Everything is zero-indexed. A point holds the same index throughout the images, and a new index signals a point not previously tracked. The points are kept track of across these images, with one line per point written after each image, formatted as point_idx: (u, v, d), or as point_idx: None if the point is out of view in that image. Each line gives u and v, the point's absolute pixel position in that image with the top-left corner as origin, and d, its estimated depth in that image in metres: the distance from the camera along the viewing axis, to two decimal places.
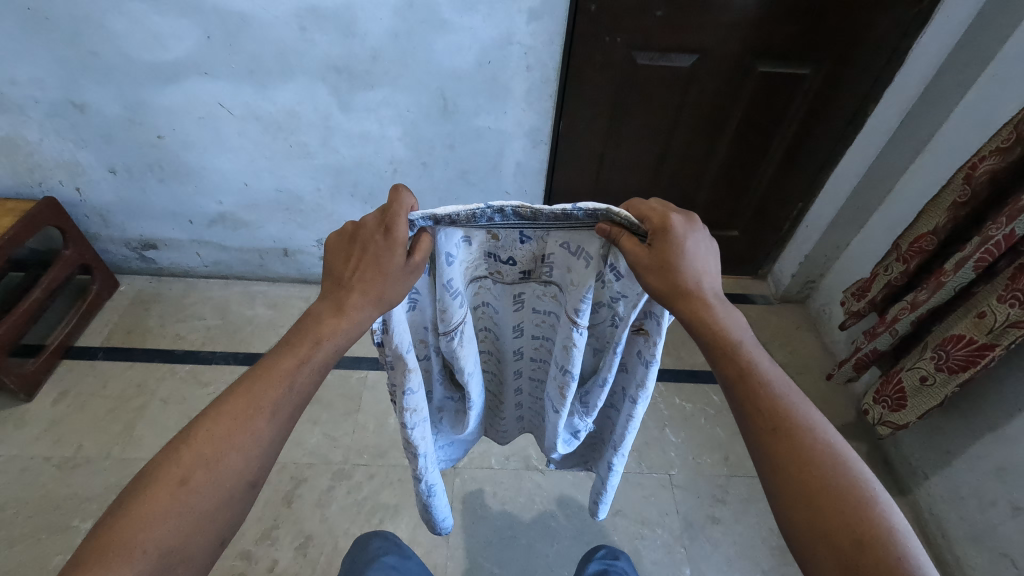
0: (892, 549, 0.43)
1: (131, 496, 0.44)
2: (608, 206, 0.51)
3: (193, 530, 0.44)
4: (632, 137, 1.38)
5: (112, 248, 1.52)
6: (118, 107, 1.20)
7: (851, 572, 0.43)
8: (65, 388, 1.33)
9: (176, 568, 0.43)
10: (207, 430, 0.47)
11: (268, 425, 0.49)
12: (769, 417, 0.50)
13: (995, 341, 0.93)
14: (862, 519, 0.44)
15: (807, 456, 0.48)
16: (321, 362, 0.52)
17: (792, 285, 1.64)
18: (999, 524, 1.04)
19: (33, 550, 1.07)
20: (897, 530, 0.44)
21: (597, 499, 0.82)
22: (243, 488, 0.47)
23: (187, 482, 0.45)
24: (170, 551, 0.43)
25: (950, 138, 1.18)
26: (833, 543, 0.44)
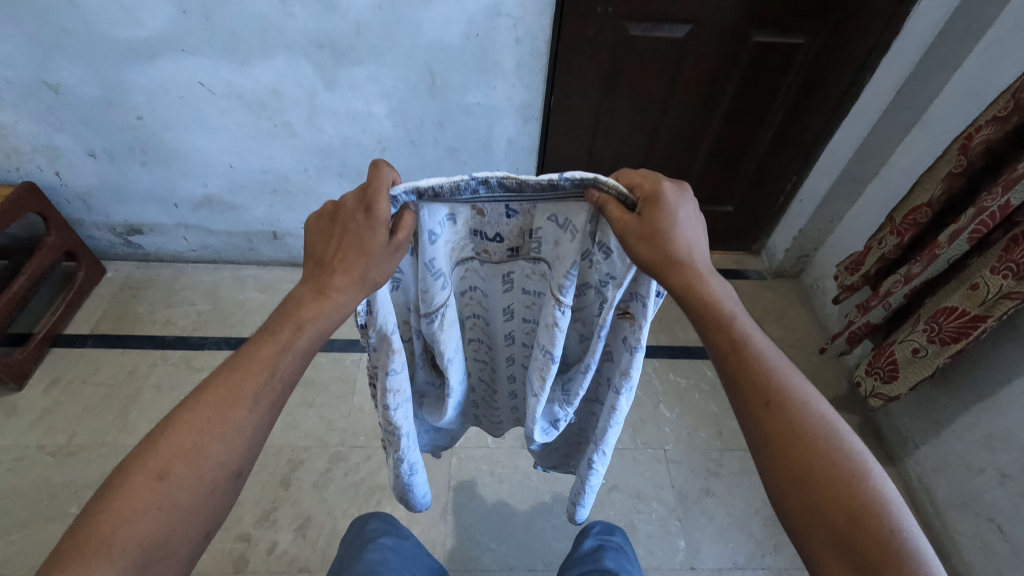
0: (886, 522, 0.43)
1: (109, 490, 0.43)
2: (596, 174, 0.49)
3: (176, 523, 0.44)
4: (625, 111, 1.36)
5: (96, 233, 1.49)
6: (94, 88, 1.16)
7: (845, 544, 0.44)
8: (55, 376, 1.32)
9: (160, 561, 0.43)
10: (185, 422, 0.46)
11: (249, 415, 0.48)
12: (763, 391, 0.49)
13: (987, 313, 0.93)
14: (857, 493, 0.45)
15: (801, 431, 0.48)
16: (301, 349, 0.51)
17: (786, 260, 1.63)
18: (986, 491, 1.06)
19: (32, 537, 1.07)
20: (890, 502, 0.45)
21: (577, 501, 0.82)
22: (227, 478, 0.47)
23: (167, 475, 0.44)
24: (153, 545, 0.43)
25: (947, 108, 1.17)
26: (828, 519, 0.45)
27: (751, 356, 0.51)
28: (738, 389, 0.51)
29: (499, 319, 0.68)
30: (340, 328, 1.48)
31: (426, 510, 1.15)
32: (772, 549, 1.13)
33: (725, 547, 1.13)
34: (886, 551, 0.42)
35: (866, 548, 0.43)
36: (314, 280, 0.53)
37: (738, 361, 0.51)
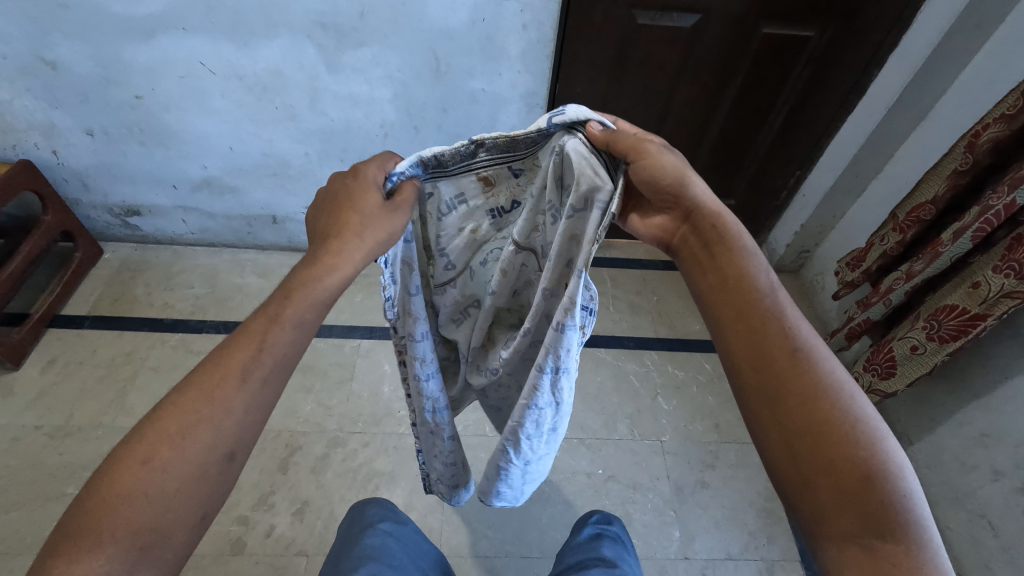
0: (896, 485, 0.43)
1: (97, 477, 0.43)
2: (583, 113, 0.48)
3: (170, 505, 0.43)
4: (631, 100, 1.34)
5: (94, 214, 1.48)
6: (92, 65, 1.14)
7: (852, 504, 0.43)
8: (52, 356, 1.31)
9: (154, 546, 0.42)
10: (173, 406, 0.45)
11: (237, 396, 0.47)
12: (779, 347, 0.49)
13: (988, 311, 0.94)
14: (868, 453, 0.44)
15: (818, 386, 0.47)
16: (290, 328, 0.50)
17: (787, 255, 1.63)
18: (978, 487, 1.07)
19: (30, 516, 1.08)
20: (902, 469, 0.44)
21: (495, 488, 0.76)
22: (218, 462, 0.46)
23: (152, 460, 0.43)
24: (144, 529, 0.42)
25: (955, 105, 1.16)
26: (838, 478, 0.44)
27: (772, 307, 0.51)
28: (754, 339, 0.50)
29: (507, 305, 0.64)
30: (339, 314, 1.47)
31: (424, 497, 1.16)
32: (765, 541, 1.15)
33: (719, 539, 1.15)
34: (894, 511, 0.42)
35: (874, 509, 0.42)
36: (313, 255, 0.53)
37: (758, 311, 0.51)
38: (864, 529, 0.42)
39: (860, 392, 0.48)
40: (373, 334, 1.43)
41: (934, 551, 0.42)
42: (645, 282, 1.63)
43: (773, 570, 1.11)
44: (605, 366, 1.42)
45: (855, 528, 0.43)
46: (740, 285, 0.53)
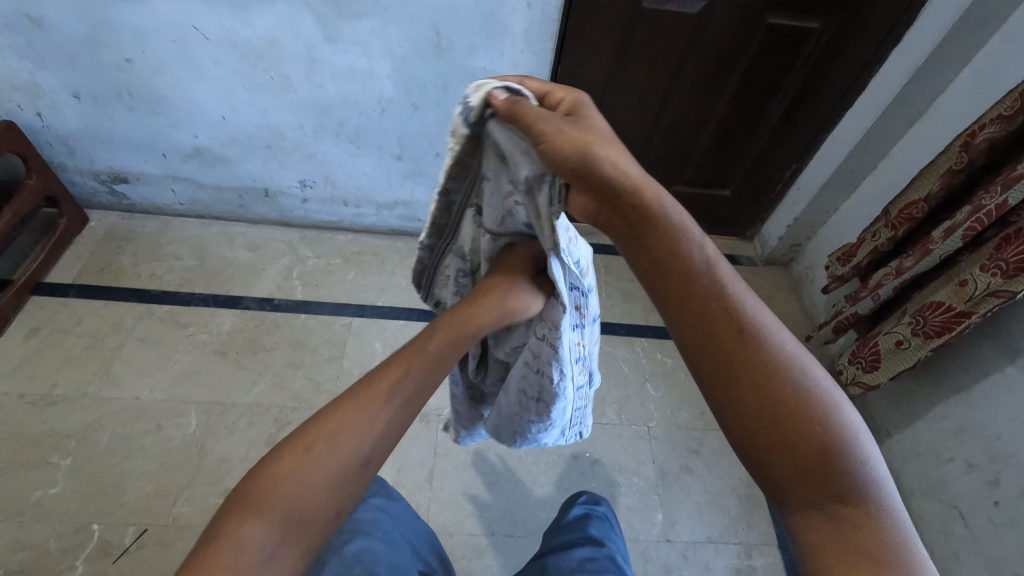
0: (855, 452, 0.38)
1: (261, 468, 0.45)
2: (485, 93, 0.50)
3: (313, 509, 0.44)
4: (632, 85, 1.33)
5: (80, 180, 1.44)
6: (80, 24, 1.10)
7: (812, 478, 0.38)
8: (36, 324, 1.29)
9: (298, 531, 0.42)
10: (333, 412, 0.48)
11: (385, 407, 0.49)
12: (718, 319, 0.41)
13: (973, 309, 0.96)
14: (823, 422, 0.38)
15: (764, 359, 0.40)
16: (434, 363, 0.53)
17: (778, 248, 1.65)
18: (952, 479, 1.11)
19: (12, 485, 1.07)
20: (857, 433, 0.39)
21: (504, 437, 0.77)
22: (358, 466, 0.46)
23: (311, 449, 0.45)
24: (298, 512, 0.43)
25: (953, 104, 1.17)
26: (798, 459, 0.38)
27: (711, 278, 0.42)
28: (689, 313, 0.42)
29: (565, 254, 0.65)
30: (330, 291, 1.46)
31: (412, 475, 1.17)
32: (744, 526, 1.18)
33: (701, 523, 1.17)
34: (857, 478, 0.37)
35: (835, 480, 0.37)
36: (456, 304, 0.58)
37: (698, 285, 0.42)
38: (826, 500, 0.38)
39: (809, 355, 0.42)
40: (365, 313, 1.42)
41: (900, 514, 0.38)
42: None
43: (751, 554, 1.15)
44: None
45: (817, 500, 0.38)
46: (669, 259, 0.43)
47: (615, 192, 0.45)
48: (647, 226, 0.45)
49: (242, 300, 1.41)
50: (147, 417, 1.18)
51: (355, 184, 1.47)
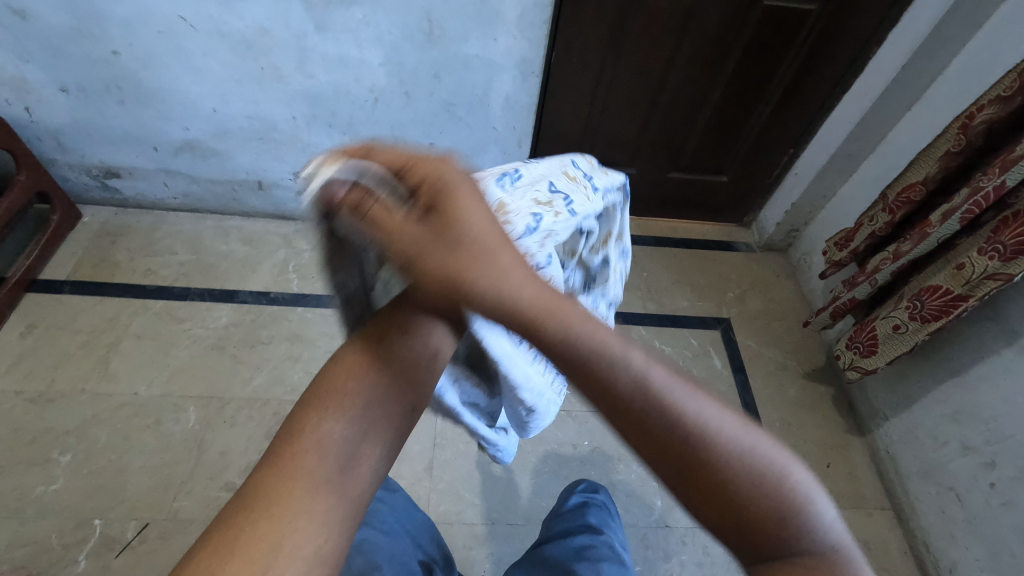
0: (804, 517, 0.34)
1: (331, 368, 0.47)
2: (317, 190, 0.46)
3: (381, 409, 0.46)
4: (627, 70, 1.32)
5: (71, 175, 1.43)
6: (65, 16, 1.09)
7: (762, 545, 0.34)
8: (31, 321, 1.28)
9: (375, 424, 0.45)
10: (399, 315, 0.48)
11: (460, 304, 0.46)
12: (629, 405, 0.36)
13: (970, 292, 0.96)
14: (764, 489, 0.34)
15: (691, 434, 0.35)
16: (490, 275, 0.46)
17: (776, 234, 1.64)
18: (949, 461, 1.11)
19: (13, 481, 1.07)
20: (806, 494, 0.34)
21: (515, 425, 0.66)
22: (424, 362, 0.48)
23: (385, 341, 0.48)
24: (368, 412, 0.45)
25: (950, 86, 1.16)
26: (741, 528, 0.34)
27: (614, 363, 0.36)
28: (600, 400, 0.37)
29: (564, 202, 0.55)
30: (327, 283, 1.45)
31: (412, 466, 1.17)
32: None
33: None
34: (807, 540, 0.33)
35: (784, 545, 0.33)
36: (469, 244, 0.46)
37: (596, 372, 0.36)
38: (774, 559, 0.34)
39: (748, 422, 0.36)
40: None
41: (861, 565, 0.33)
42: (635, 258, 1.63)
43: None
44: None
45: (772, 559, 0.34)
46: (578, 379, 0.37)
47: (501, 314, 0.39)
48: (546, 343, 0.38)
49: (239, 294, 1.40)
50: (146, 412, 1.19)
51: None
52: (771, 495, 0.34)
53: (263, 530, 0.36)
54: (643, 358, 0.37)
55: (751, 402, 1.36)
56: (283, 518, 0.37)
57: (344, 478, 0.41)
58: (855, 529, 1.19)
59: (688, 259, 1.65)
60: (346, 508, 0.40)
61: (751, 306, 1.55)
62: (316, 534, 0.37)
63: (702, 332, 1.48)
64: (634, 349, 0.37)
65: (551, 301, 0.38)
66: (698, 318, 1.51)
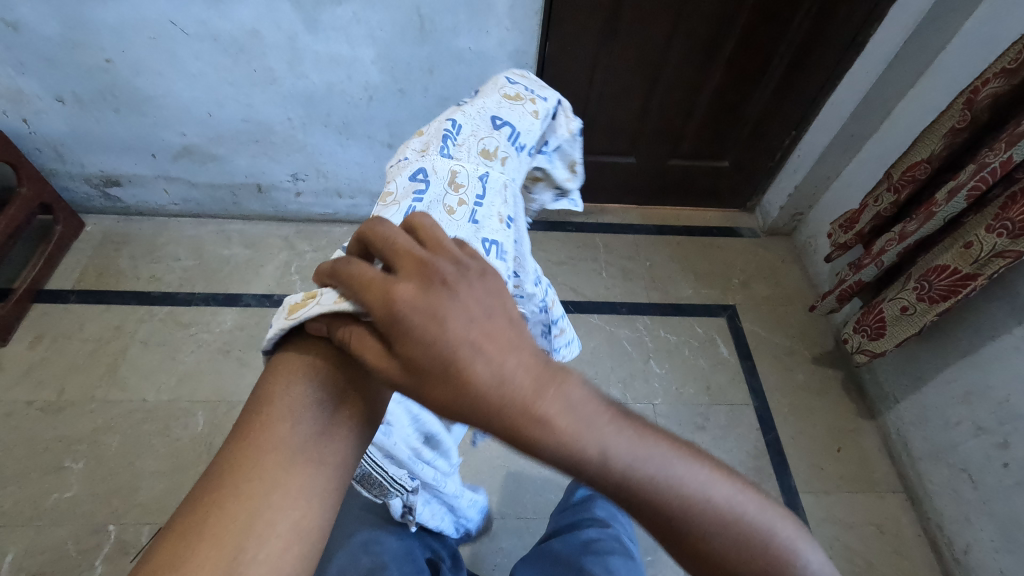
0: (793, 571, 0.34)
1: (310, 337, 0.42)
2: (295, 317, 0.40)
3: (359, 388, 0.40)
4: (623, 57, 1.31)
5: (72, 185, 1.43)
6: (57, 25, 1.09)
7: None
8: (39, 331, 1.29)
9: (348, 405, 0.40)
10: None
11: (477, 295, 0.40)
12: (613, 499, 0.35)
13: (979, 271, 0.94)
14: (749, 552, 0.33)
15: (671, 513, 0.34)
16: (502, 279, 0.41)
17: (780, 218, 1.62)
18: (961, 442, 1.10)
19: (28, 490, 1.08)
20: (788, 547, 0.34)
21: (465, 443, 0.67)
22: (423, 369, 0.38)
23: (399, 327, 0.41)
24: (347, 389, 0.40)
25: (954, 60, 1.13)
26: None
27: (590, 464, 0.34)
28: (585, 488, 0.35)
29: (508, 140, 0.53)
30: None
31: None
32: None
33: None
34: None
35: None
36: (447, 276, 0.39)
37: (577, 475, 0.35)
38: None
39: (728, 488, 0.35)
40: None
41: None
42: (638, 247, 1.62)
43: None
44: (598, 332, 1.42)
45: None
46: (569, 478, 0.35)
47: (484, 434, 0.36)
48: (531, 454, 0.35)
49: (242, 298, 1.41)
50: (155, 418, 1.20)
51: (347, 175, 1.45)
52: (753, 554, 0.33)
53: (229, 523, 0.33)
54: (626, 452, 0.34)
55: (758, 389, 1.35)
56: (256, 510, 0.33)
57: (322, 455, 0.37)
58: (868, 514, 1.18)
59: (691, 247, 1.64)
60: (328, 491, 0.36)
61: (756, 292, 1.54)
62: (294, 522, 0.34)
63: (707, 320, 1.47)
64: (617, 439, 0.34)
65: (535, 413, 0.34)
66: (703, 306, 1.50)
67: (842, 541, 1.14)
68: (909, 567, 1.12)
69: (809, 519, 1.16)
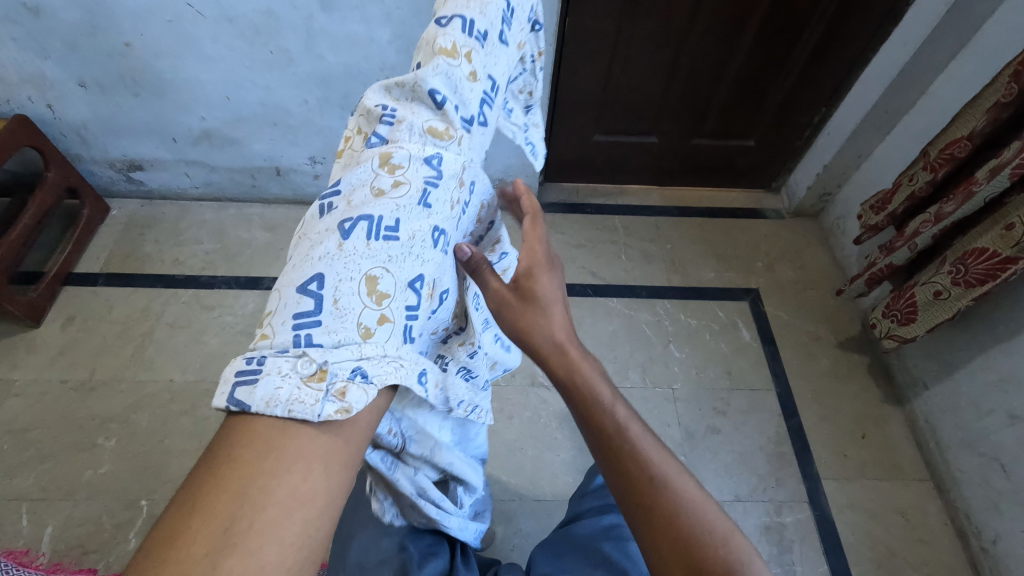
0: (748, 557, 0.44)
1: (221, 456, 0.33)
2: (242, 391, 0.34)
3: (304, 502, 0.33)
4: (645, 32, 1.26)
5: (97, 169, 1.46)
6: (76, 10, 1.09)
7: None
8: (70, 313, 1.33)
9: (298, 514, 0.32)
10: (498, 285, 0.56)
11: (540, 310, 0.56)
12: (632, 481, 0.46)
13: (1020, 254, 0.90)
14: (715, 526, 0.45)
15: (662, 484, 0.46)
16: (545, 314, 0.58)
17: (807, 199, 1.57)
18: (993, 431, 1.07)
19: (64, 466, 1.13)
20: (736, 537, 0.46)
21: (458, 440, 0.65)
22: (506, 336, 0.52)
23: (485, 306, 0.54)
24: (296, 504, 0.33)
25: (1000, 30, 1.06)
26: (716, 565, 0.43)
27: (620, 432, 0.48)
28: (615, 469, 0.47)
29: (463, 114, 0.46)
30: None
31: None
32: (774, 483, 1.17)
33: (729, 482, 1.17)
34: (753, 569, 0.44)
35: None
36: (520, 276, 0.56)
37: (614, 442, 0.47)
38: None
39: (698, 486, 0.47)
40: None
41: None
42: (659, 229, 1.59)
43: (781, 511, 1.14)
44: (617, 316, 1.41)
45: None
46: (619, 486, 0.47)
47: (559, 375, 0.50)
48: (637, 515, 0.45)
49: (264, 280, 1.42)
50: (182, 398, 1.23)
51: None
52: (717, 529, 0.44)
53: (226, 491, 0.31)
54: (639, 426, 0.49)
55: (781, 374, 1.32)
56: (252, 477, 0.32)
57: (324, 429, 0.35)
58: (892, 501, 1.16)
59: (714, 229, 1.60)
60: (331, 455, 0.35)
61: (781, 275, 1.50)
62: (296, 488, 0.33)
63: (729, 304, 1.44)
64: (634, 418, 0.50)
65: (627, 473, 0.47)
66: (725, 289, 1.47)
67: (864, 528, 1.13)
68: (934, 555, 1.10)
69: (831, 505, 1.15)
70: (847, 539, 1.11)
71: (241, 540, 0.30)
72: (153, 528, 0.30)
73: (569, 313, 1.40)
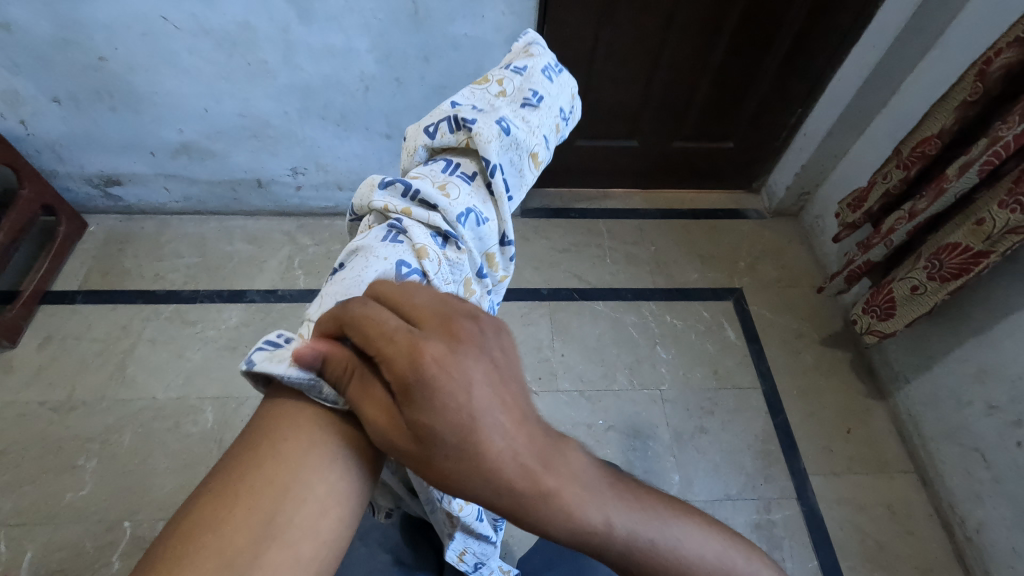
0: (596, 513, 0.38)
1: (258, 447, 0.37)
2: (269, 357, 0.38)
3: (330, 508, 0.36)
4: (623, 37, 1.28)
5: (73, 185, 1.43)
6: (48, 24, 1.08)
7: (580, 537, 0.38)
8: (47, 333, 1.30)
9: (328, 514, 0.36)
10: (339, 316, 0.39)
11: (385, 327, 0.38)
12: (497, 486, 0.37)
13: (991, 248, 0.92)
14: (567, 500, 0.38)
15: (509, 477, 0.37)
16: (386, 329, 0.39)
17: (787, 198, 1.59)
18: (973, 422, 1.09)
19: (44, 489, 1.10)
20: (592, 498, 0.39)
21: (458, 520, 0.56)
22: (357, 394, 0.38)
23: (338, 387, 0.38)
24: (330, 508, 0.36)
25: (964, 31, 1.10)
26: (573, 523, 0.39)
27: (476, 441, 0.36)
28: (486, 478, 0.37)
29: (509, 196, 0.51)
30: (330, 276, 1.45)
31: None
32: (762, 481, 1.18)
33: (718, 481, 1.18)
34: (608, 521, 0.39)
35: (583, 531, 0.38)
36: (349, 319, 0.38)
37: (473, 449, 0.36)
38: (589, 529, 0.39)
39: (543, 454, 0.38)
40: None
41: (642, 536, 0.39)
42: (643, 232, 1.60)
43: (770, 508, 1.15)
44: (603, 319, 1.41)
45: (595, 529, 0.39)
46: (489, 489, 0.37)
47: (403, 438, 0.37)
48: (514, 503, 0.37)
49: (247, 293, 1.41)
50: (165, 416, 1.21)
51: (347, 168, 1.44)
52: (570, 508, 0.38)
53: (266, 488, 0.35)
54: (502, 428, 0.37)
55: (767, 372, 1.34)
56: (293, 473, 0.36)
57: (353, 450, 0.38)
58: (878, 494, 1.17)
59: (696, 230, 1.61)
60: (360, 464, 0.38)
61: (764, 274, 1.52)
62: (332, 488, 0.36)
63: (714, 304, 1.46)
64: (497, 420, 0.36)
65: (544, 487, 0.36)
66: (709, 290, 1.49)
67: (852, 522, 1.14)
68: (921, 547, 1.12)
69: (820, 501, 1.16)
70: (836, 534, 1.12)
71: (278, 535, 0.34)
72: (191, 508, 0.34)
73: (556, 318, 1.41)
